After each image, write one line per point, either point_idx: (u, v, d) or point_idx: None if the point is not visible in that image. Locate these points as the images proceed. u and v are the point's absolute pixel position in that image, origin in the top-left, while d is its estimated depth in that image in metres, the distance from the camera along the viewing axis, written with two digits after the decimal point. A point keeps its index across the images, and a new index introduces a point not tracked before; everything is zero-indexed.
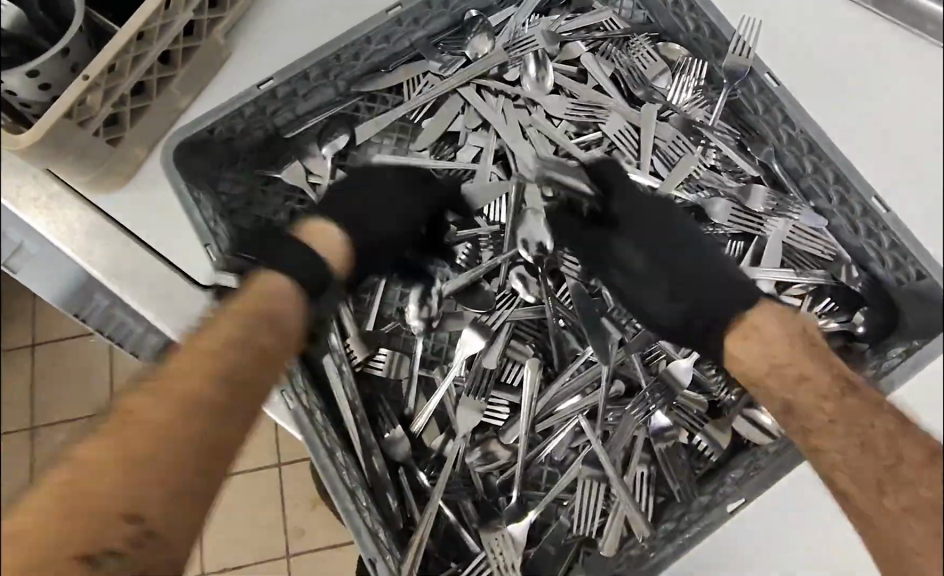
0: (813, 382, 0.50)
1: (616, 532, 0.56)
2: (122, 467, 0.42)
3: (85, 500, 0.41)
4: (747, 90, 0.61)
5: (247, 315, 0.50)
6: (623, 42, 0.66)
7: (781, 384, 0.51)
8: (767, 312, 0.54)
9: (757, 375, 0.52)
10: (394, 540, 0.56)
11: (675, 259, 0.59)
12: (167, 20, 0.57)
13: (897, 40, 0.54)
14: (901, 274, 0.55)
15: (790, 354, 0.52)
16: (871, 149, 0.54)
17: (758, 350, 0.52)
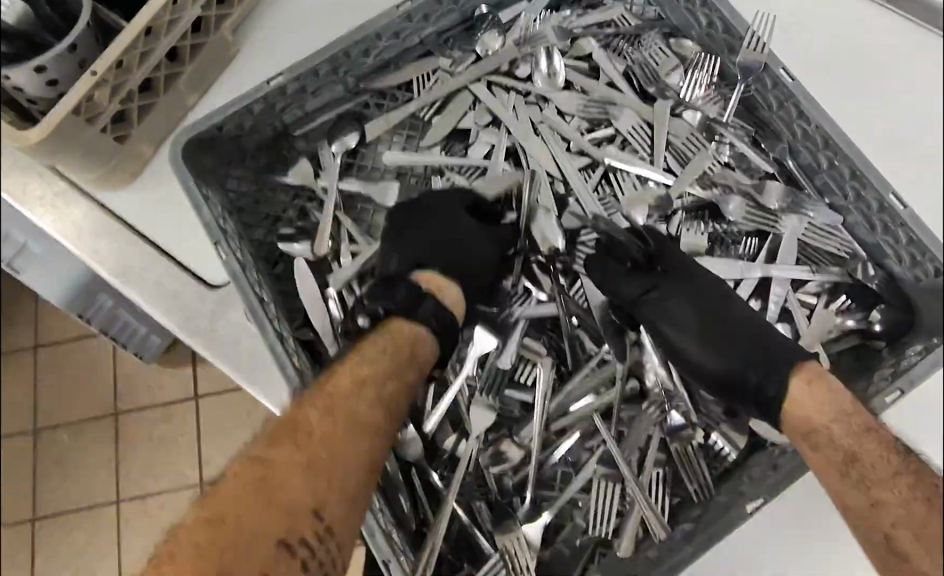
0: (875, 433, 0.47)
1: (632, 533, 0.55)
2: (288, 478, 0.46)
3: (284, 497, 0.46)
4: (761, 85, 0.60)
5: (387, 348, 0.53)
6: (634, 38, 0.66)
7: (840, 434, 0.48)
8: (807, 368, 0.52)
9: (812, 424, 0.49)
10: (407, 541, 0.55)
11: (724, 323, 0.57)
12: (174, 16, 0.56)
13: (912, 37, 0.54)
14: (919, 272, 0.54)
15: (839, 410, 0.49)
16: (883, 139, 0.54)
17: (822, 395, 0.50)
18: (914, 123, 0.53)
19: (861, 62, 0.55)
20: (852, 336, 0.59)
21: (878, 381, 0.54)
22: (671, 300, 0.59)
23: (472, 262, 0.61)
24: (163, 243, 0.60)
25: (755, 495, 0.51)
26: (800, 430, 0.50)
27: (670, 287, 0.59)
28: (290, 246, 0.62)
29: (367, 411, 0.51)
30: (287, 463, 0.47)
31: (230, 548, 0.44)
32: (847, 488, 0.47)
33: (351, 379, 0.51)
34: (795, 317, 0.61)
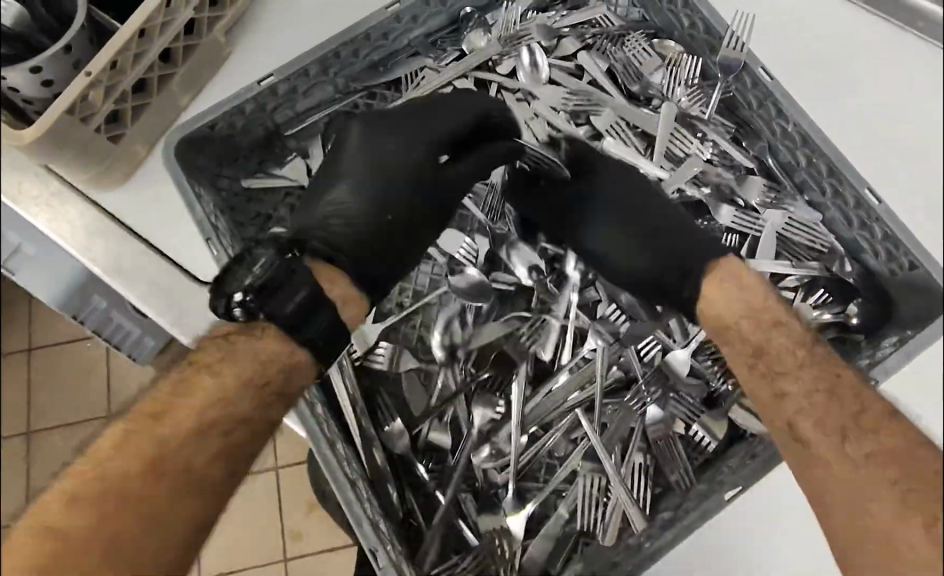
0: (784, 330, 0.53)
1: (616, 523, 0.57)
2: (130, 492, 0.46)
3: (132, 513, 0.46)
4: (741, 85, 0.62)
5: (255, 372, 0.50)
6: (618, 39, 0.67)
7: (749, 331, 0.54)
8: (730, 265, 0.57)
9: (724, 321, 0.55)
10: (395, 531, 0.56)
11: (655, 228, 0.60)
12: (167, 17, 0.57)
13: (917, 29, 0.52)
14: (894, 265, 0.56)
15: (744, 301, 0.55)
16: (890, 143, 0.53)
17: (729, 294, 0.55)
18: (882, 112, 0.53)
19: (862, 63, 0.54)
20: (829, 329, 0.60)
21: (854, 372, 0.55)
22: (637, 207, 0.61)
23: (351, 233, 0.57)
24: (156, 242, 0.62)
25: (734, 484, 0.52)
26: (714, 326, 0.56)
27: (637, 199, 0.62)
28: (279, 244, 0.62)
29: (209, 450, 0.49)
30: (134, 470, 0.46)
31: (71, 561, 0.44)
32: (758, 382, 0.53)
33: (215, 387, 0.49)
34: None
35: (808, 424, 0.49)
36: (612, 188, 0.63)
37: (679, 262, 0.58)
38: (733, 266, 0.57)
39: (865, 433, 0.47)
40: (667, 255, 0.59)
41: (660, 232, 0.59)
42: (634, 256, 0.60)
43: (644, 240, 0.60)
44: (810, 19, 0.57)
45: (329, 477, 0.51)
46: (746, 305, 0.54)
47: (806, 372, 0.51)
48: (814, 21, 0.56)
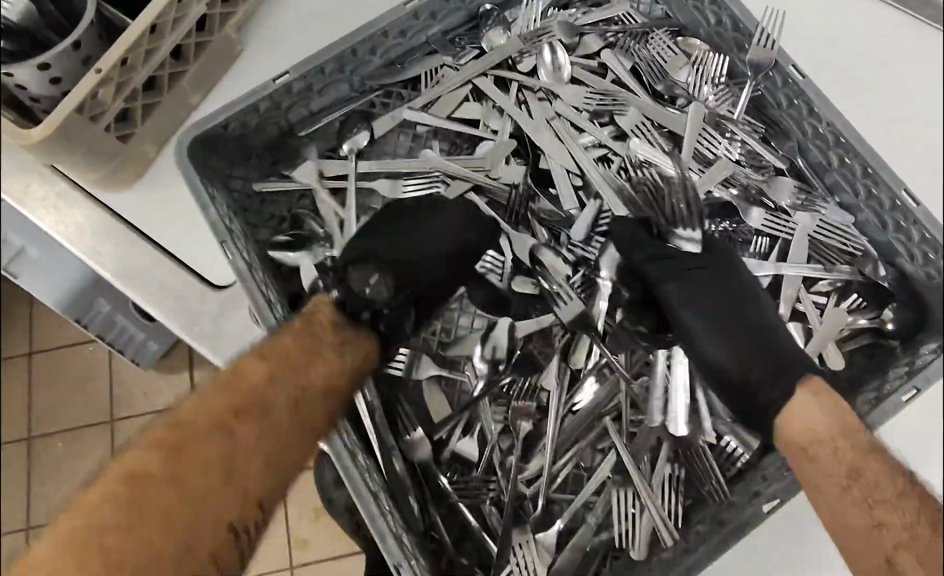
0: (875, 463, 0.47)
1: (645, 536, 0.55)
2: (242, 418, 0.47)
3: (236, 441, 0.46)
4: (770, 84, 0.60)
5: (337, 368, 0.52)
6: (642, 36, 0.66)
7: (844, 450, 0.47)
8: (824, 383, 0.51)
9: (817, 436, 0.48)
10: (418, 544, 0.54)
11: (758, 335, 0.55)
12: (179, 13, 0.55)
13: (912, 33, 0.54)
14: (932, 270, 0.54)
15: (838, 420, 0.48)
16: (892, 140, 0.53)
17: (832, 408, 0.49)
18: (918, 117, 0.53)
19: (863, 62, 0.55)
20: (863, 334, 0.58)
21: (892, 379, 0.53)
22: (732, 294, 0.56)
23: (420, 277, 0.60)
24: (167, 242, 0.60)
25: (771, 496, 0.49)
26: (798, 442, 0.49)
27: (737, 289, 0.57)
28: (284, 254, 0.60)
29: (316, 411, 0.50)
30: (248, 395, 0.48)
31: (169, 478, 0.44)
32: (838, 507, 0.46)
33: (326, 368, 0.51)
34: (809, 317, 0.59)
35: (909, 558, 0.45)
36: (727, 268, 0.58)
37: (777, 362, 0.53)
38: (817, 388, 0.51)
39: None
40: (762, 354, 0.54)
41: (762, 331, 0.55)
42: (711, 345, 0.56)
43: (737, 337, 0.55)
44: (845, 22, 0.56)
45: (351, 492, 0.49)
46: (839, 427, 0.48)
47: (906, 503, 0.46)
48: (850, 23, 0.56)
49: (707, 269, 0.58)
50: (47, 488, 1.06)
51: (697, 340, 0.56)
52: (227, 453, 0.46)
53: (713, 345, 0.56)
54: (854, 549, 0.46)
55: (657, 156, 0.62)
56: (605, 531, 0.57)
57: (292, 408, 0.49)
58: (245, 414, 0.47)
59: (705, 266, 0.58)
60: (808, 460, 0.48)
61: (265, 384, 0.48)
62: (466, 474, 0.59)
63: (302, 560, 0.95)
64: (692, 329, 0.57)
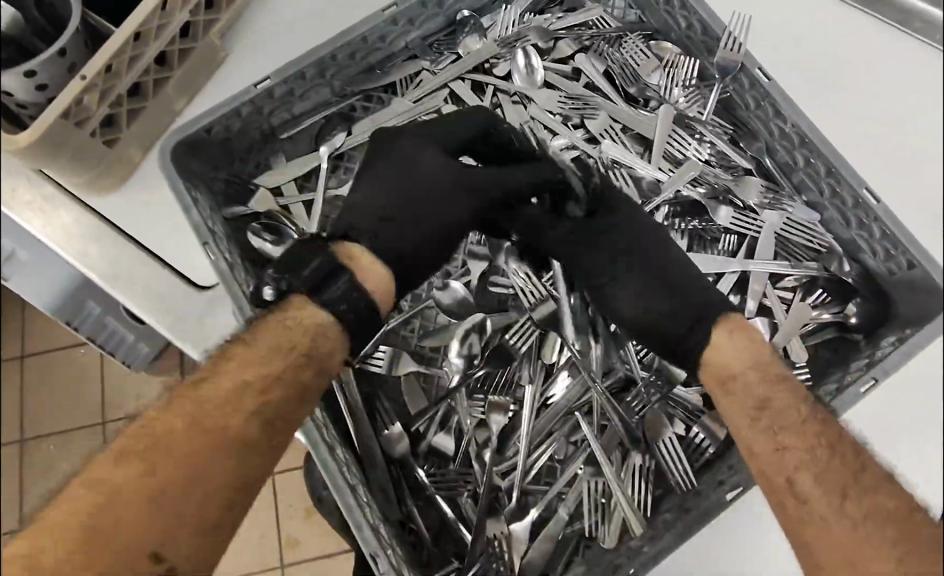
0: (776, 403, 0.52)
1: (614, 526, 0.56)
2: (223, 405, 0.50)
3: (219, 425, 0.49)
4: (738, 86, 0.62)
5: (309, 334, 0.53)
6: (615, 40, 0.67)
7: (753, 382, 0.53)
8: (733, 319, 0.56)
9: (729, 368, 0.54)
10: (395, 535, 0.55)
11: (674, 284, 0.58)
12: (162, 20, 0.56)
13: (895, 36, 0.56)
14: (893, 265, 0.56)
15: (755, 359, 0.54)
16: (873, 137, 0.55)
17: (747, 345, 0.54)
18: (890, 121, 0.55)
19: (828, 62, 0.57)
20: (827, 329, 0.60)
21: (854, 371, 0.54)
22: (655, 258, 0.60)
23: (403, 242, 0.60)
24: (152, 244, 0.61)
25: (735, 485, 0.52)
26: (717, 378, 0.54)
27: (647, 247, 0.60)
28: (262, 243, 0.61)
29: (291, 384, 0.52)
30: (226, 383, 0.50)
31: (168, 469, 0.47)
32: (763, 443, 0.51)
33: (281, 334, 0.52)
34: (774, 311, 0.61)
35: (808, 480, 0.48)
36: (638, 220, 0.61)
37: (691, 307, 0.57)
38: (732, 325, 0.55)
39: (866, 489, 0.47)
40: (676, 299, 0.57)
41: (674, 279, 0.58)
42: (629, 301, 0.59)
43: (654, 291, 0.58)
44: (818, 25, 0.57)
45: (328, 483, 0.51)
46: (754, 364, 0.54)
47: (812, 428, 0.50)
48: (822, 26, 0.57)
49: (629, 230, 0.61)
50: (40, 488, 1.08)
51: (617, 297, 0.60)
52: (215, 437, 0.48)
53: (630, 299, 0.59)
54: (762, 471, 0.50)
55: (629, 160, 0.64)
56: (577, 522, 0.59)
57: (266, 382, 0.51)
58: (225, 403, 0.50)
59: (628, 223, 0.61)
60: (726, 394, 0.54)
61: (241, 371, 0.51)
62: (443, 467, 0.61)
63: (292, 559, 0.96)
64: (614, 296, 0.60)
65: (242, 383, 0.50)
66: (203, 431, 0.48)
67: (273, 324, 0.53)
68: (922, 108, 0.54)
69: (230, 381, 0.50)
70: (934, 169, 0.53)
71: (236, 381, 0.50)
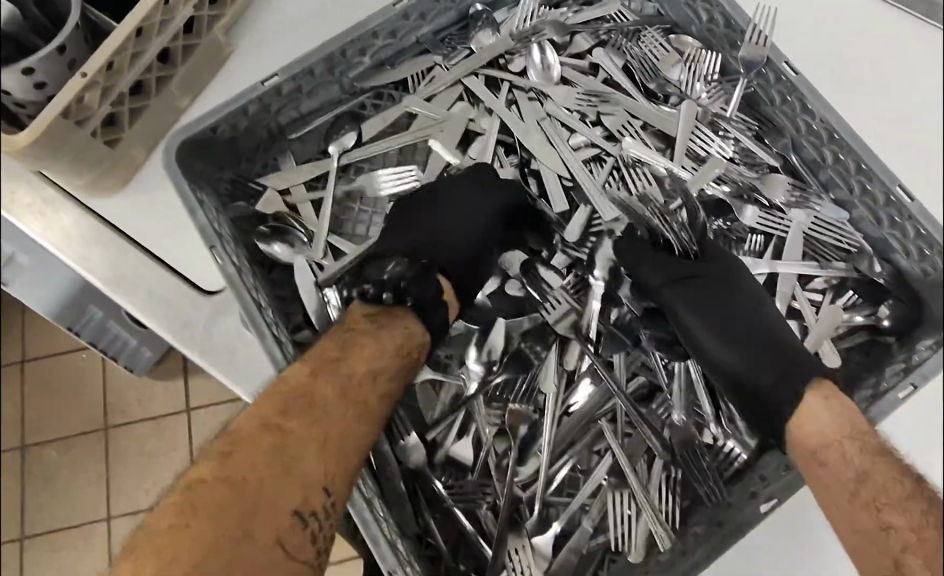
0: (878, 481, 0.47)
1: (642, 537, 0.55)
2: (330, 403, 0.49)
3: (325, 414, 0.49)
4: (762, 80, 0.60)
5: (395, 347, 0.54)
6: (634, 34, 0.65)
7: (854, 454, 0.48)
8: (827, 386, 0.52)
9: (825, 438, 0.49)
10: (413, 550, 0.53)
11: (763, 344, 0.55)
12: (166, 16, 0.54)
13: (904, 32, 0.54)
14: (929, 266, 0.53)
15: (845, 418, 0.49)
16: (880, 136, 0.54)
17: (834, 413, 0.50)
18: (906, 118, 0.53)
19: (834, 61, 0.55)
20: (859, 332, 0.58)
21: (890, 376, 0.52)
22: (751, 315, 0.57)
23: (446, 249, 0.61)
24: (155, 248, 0.59)
25: (770, 496, 0.49)
26: (805, 446, 0.50)
27: (740, 294, 0.57)
28: (270, 248, 0.60)
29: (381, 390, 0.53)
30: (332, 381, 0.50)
31: (282, 451, 0.47)
32: (861, 509, 0.47)
33: (371, 348, 0.53)
34: (803, 313, 0.59)
35: (918, 561, 0.45)
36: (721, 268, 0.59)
37: (781, 364, 0.54)
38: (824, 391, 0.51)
39: None
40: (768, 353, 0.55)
41: (765, 335, 0.55)
42: (714, 342, 0.57)
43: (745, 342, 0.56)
44: (836, 17, 0.56)
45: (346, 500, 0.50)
46: (844, 423, 0.49)
47: (914, 506, 0.47)
48: (840, 19, 0.56)
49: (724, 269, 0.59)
50: (41, 498, 1.05)
51: (706, 344, 0.57)
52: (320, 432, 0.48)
53: (724, 352, 0.56)
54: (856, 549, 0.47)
55: (652, 158, 0.62)
56: (601, 534, 0.56)
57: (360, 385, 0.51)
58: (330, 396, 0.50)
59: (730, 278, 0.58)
60: (816, 464, 0.49)
61: (340, 371, 0.51)
62: (461, 477, 0.59)
63: None
64: (702, 341, 0.57)
65: (345, 379, 0.51)
66: (310, 417, 0.48)
67: (332, 373, 0.51)
68: (927, 105, 0.53)
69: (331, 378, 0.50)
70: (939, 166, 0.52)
71: (339, 379, 0.51)
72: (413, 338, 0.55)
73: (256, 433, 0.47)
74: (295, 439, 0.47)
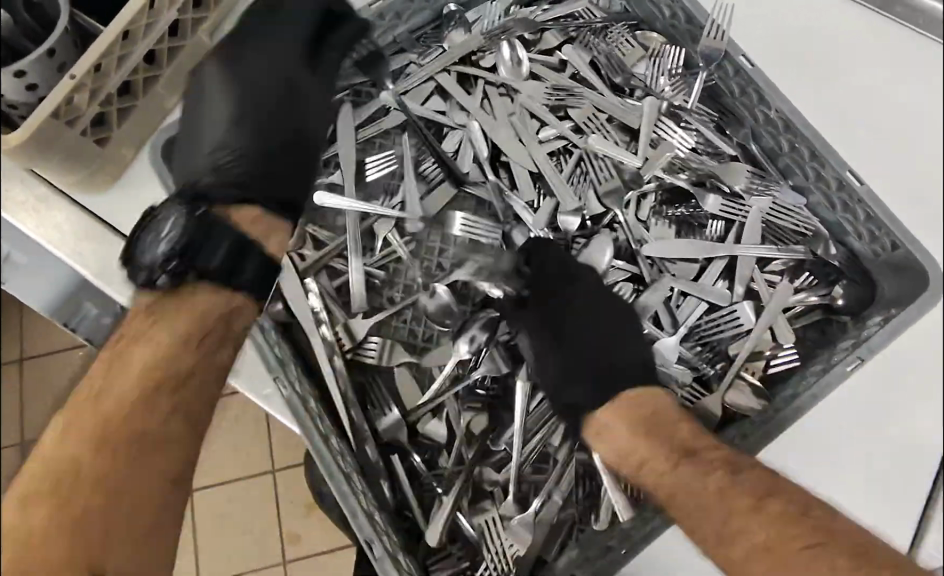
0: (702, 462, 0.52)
1: (607, 511, 0.58)
2: (118, 421, 0.48)
3: (115, 439, 0.48)
4: (723, 73, 0.63)
5: (185, 335, 0.51)
6: (602, 30, 0.68)
7: (651, 444, 0.54)
8: (654, 400, 0.57)
9: (634, 445, 0.54)
10: (390, 522, 0.56)
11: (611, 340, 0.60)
12: (151, 19, 0.57)
13: (866, 28, 0.55)
14: (878, 247, 0.57)
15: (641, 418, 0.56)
16: (837, 133, 0.56)
17: (648, 420, 0.55)
18: (875, 116, 0.55)
19: (796, 58, 0.57)
20: (814, 311, 0.61)
21: (840, 352, 0.55)
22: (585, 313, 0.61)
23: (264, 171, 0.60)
24: None
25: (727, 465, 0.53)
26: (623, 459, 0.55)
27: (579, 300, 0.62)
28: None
29: (192, 381, 0.52)
30: (110, 403, 0.48)
31: (62, 496, 0.46)
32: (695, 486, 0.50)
33: (153, 349, 0.50)
34: (762, 294, 0.62)
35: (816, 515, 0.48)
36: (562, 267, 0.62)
37: (606, 374, 0.59)
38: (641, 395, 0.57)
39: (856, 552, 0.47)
40: (584, 370, 0.59)
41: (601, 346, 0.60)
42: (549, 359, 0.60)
43: (568, 357, 0.60)
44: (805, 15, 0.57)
45: (322, 471, 0.51)
46: (647, 428, 0.55)
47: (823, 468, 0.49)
48: (808, 17, 0.57)
49: (564, 268, 0.62)
50: None
51: (537, 349, 0.61)
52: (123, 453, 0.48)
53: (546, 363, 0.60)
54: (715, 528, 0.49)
55: (618, 150, 0.65)
56: (570, 507, 0.59)
57: (151, 395, 0.49)
58: (116, 419, 0.48)
59: (554, 299, 0.62)
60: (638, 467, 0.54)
61: (128, 378, 0.49)
62: (437, 457, 0.61)
63: None
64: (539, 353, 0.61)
65: (132, 392, 0.49)
66: (88, 449, 0.47)
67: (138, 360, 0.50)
68: (894, 104, 0.55)
69: (108, 400, 0.48)
70: (892, 160, 0.55)
71: (121, 391, 0.49)
72: (213, 310, 0.53)
73: (32, 486, 0.46)
74: (79, 474, 0.46)
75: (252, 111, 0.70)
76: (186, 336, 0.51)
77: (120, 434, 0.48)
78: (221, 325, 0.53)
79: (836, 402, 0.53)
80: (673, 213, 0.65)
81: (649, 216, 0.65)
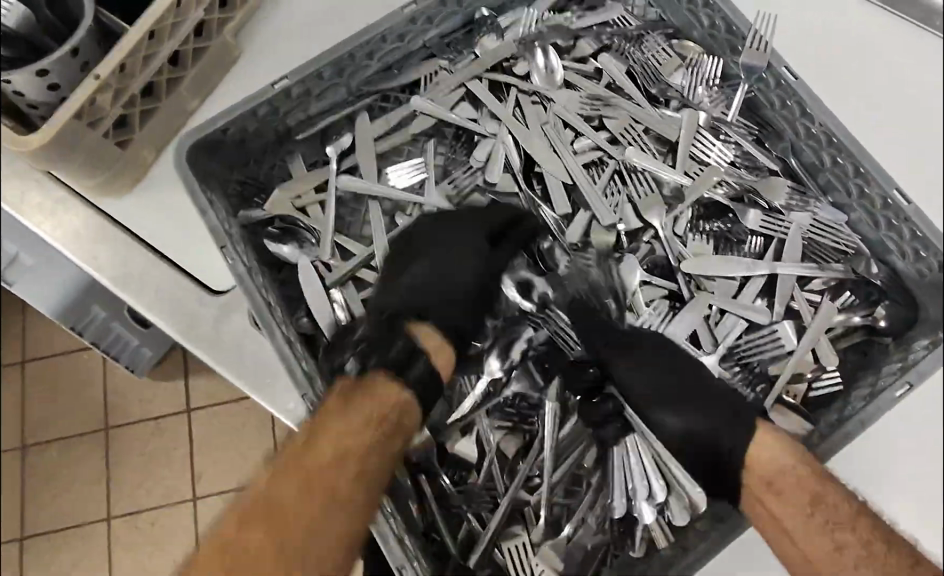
0: (825, 506, 0.51)
1: (644, 538, 0.56)
2: (307, 485, 0.50)
3: (295, 517, 0.50)
4: (763, 86, 0.61)
5: (370, 420, 0.52)
6: (637, 38, 0.66)
7: (804, 478, 0.52)
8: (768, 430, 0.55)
9: (780, 468, 0.53)
10: (418, 544, 0.55)
11: (664, 369, 0.58)
12: (177, 18, 0.55)
13: (869, 18, 0.56)
14: (924, 267, 0.55)
15: (799, 452, 0.53)
16: (869, 137, 0.55)
17: (778, 452, 0.53)
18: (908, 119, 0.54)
19: (828, 64, 0.57)
20: (857, 332, 0.59)
21: (885, 377, 0.53)
22: (625, 371, 0.59)
23: (451, 302, 0.60)
24: (172, 253, 0.59)
25: None
26: (767, 476, 0.53)
27: (680, 360, 0.58)
28: (279, 247, 0.61)
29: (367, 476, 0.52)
30: (307, 468, 0.50)
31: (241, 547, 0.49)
32: (815, 532, 0.51)
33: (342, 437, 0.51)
34: (801, 314, 0.60)
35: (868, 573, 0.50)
36: (656, 339, 0.59)
37: (715, 401, 0.56)
38: (770, 429, 0.55)
39: None
40: (695, 399, 0.56)
41: (699, 385, 0.57)
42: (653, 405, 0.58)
43: (686, 399, 0.57)
44: (838, 21, 0.57)
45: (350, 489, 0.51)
46: (790, 453, 0.53)
47: (861, 522, 0.51)
48: (841, 22, 0.57)
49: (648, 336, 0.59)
50: (39, 499, 1.06)
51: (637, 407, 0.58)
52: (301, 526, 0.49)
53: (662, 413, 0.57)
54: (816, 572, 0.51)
55: (655, 162, 0.64)
56: (604, 532, 0.57)
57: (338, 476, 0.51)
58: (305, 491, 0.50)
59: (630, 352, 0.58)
60: (776, 494, 0.53)
61: (318, 453, 0.51)
62: (466, 478, 0.59)
63: None
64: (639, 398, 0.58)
65: (323, 465, 0.51)
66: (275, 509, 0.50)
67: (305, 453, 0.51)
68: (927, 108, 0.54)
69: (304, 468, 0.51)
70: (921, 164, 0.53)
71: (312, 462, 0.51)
72: (393, 412, 0.53)
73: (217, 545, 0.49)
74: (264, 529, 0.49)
75: (439, 287, 0.61)
76: (369, 419, 0.52)
77: (302, 504, 0.50)
78: (379, 428, 0.52)
79: (885, 426, 0.52)
80: (711, 229, 0.64)
81: (686, 233, 0.63)
